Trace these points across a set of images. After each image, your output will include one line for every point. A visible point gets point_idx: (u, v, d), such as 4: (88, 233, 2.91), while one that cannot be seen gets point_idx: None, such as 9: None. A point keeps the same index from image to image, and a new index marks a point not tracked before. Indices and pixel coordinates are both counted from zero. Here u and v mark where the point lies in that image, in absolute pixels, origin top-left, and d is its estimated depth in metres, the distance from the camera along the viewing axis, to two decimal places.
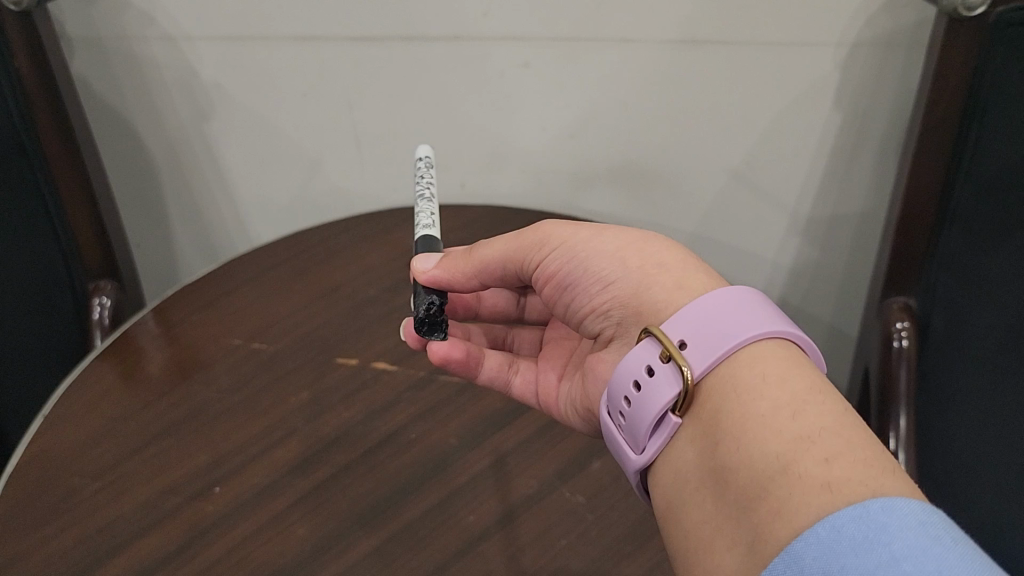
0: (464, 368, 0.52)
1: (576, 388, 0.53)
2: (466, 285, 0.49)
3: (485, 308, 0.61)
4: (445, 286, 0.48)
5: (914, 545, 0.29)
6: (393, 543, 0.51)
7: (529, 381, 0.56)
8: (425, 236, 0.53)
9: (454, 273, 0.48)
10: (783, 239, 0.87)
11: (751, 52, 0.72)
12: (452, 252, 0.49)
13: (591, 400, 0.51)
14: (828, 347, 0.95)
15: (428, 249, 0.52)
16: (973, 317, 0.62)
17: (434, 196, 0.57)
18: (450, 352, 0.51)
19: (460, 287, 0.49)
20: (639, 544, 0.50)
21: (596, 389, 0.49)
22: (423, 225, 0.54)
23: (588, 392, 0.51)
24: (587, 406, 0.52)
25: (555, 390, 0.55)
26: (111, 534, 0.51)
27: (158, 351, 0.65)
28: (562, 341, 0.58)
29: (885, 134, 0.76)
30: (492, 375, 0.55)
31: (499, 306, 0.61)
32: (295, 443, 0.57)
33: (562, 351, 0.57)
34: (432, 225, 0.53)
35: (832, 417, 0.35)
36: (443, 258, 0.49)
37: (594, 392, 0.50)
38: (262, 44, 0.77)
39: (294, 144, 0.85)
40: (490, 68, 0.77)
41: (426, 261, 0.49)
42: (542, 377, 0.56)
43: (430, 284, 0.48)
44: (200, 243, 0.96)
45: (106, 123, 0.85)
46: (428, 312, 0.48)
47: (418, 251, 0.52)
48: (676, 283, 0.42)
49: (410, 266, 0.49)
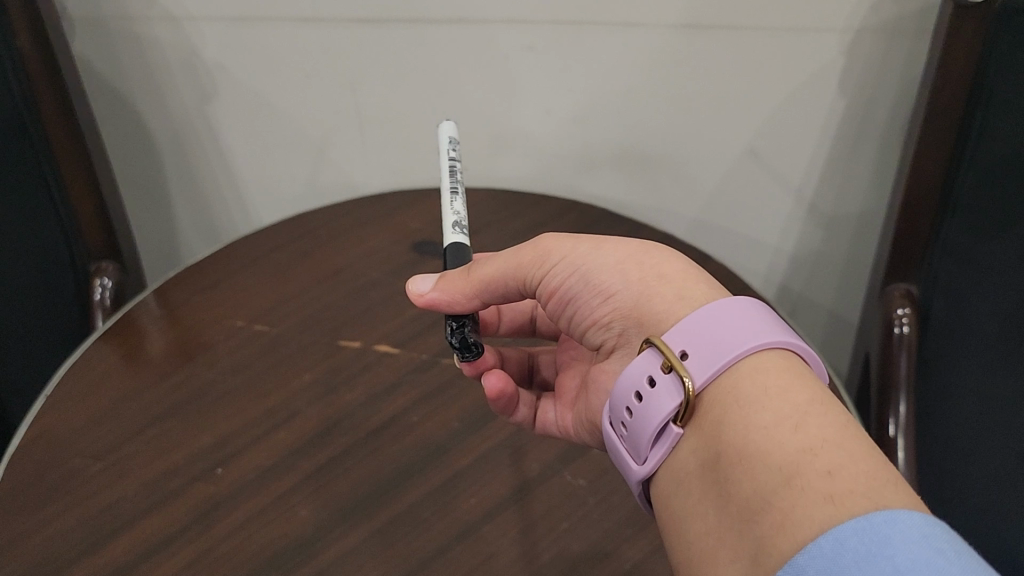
0: (505, 404, 0.52)
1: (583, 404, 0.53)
2: (467, 305, 0.47)
3: (505, 322, 0.61)
4: (447, 309, 0.48)
5: (917, 559, 0.29)
6: (395, 525, 0.51)
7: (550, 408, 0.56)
8: (455, 244, 0.52)
9: (454, 295, 0.47)
10: (786, 223, 0.86)
11: (756, 36, 0.72)
12: (451, 272, 0.48)
13: (592, 412, 0.52)
14: (828, 332, 0.95)
15: (458, 259, 0.51)
16: (975, 305, 0.63)
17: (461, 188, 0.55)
18: (505, 386, 0.51)
19: (461, 308, 0.48)
20: (639, 528, 0.51)
21: (599, 397, 0.50)
22: (455, 229, 0.52)
23: (590, 402, 0.51)
24: (590, 418, 0.52)
25: (570, 410, 0.55)
26: (115, 513, 0.51)
27: (160, 331, 0.65)
28: (576, 363, 0.56)
29: (888, 120, 0.75)
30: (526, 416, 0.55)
31: (518, 320, 0.62)
32: (297, 426, 0.58)
33: (577, 372, 0.56)
34: (463, 231, 0.52)
35: (834, 429, 0.35)
36: (441, 278, 0.48)
37: (596, 400, 0.50)
38: (265, 24, 0.76)
39: (294, 126, 0.85)
40: (493, 51, 0.76)
41: (423, 283, 0.48)
42: (554, 401, 0.56)
43: (428, 306, 0.48)
44: (201, 223, 0.96)
45: (106, 102, 0.84)
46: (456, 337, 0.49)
47: (448, 260, 0.51)
48: (677, 294, 0.43)
49: (408, 289, 0.48)
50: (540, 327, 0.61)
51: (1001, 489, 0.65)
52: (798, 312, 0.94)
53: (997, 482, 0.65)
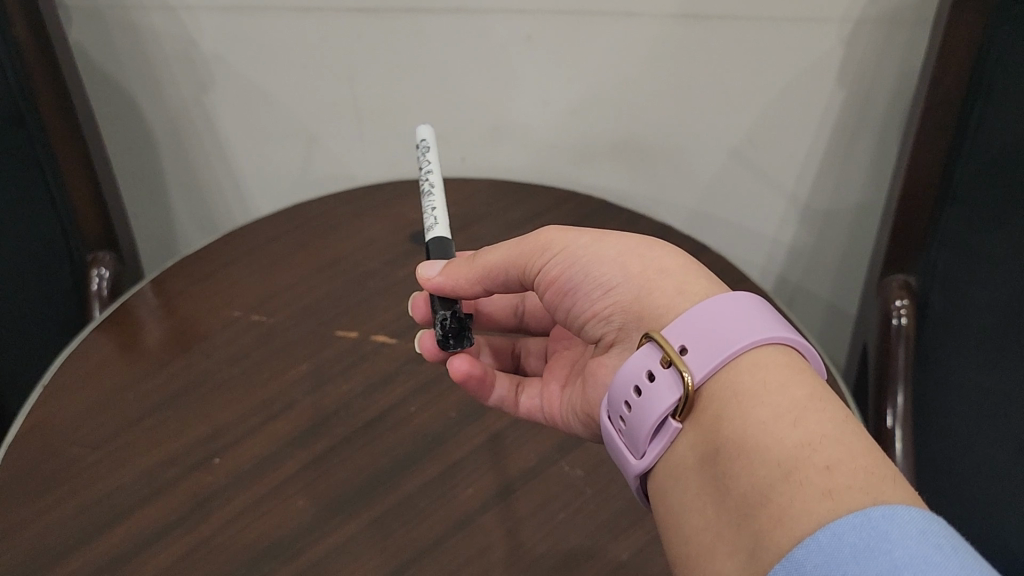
0: (478, 386, 0.52)
1: (576, 393, 0.53)
2: (471, 291, 0.48)
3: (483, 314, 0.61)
4: (451, 293, 0.49)
5: (915, 554, 0.29)
6: (391, 515, 0.51)
7: (534, 395, 0.55)
8: (437, 239, 0.52)
9: (460, 281, 0.48)
10: (785, 214, 0.86)
11: (755, 27, 0.72)
12: (458, 259, 0.49)
13: (590, 404, 0.51)
14: (827, 323, 0.95)
15: (441, 254, 0.52)
16: (974, 297, 0.63)
17: (437, 182, 0.55)
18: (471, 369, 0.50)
19: (465, 293, 0.48)
20: (636, 519, 0.51)
21: (597, 391, 0.49)
22: (432, 226, 0.53)
23: (586, 394, 0.51)
24: (586, 411, 0.51)
25: (556, 397, 0.55)
26: (112, 503, 0.51)
27: (157, 321, 0.65)
28: (564, 351, 0.57)
29: (888, 111, 0.75)
30: (501, 398, 0.54)
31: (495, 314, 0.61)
32: (294, 416, 0.58)
33: (565, 362, 0.56)
34: (442, 226, 0.53)
35: (833, 424, 0.35)
36: (449, 264, 0.49)
37: (594, 393, 0.50)
38: (262, 14, 0.76)
39: (292, 115, 0.84)
40: (491, 41, 0.76)
41: (431, 268, 0.49)
42: (541, 386, 0.55)
43: (433, 290, 0.49)
44: (199, 213, 0.95)
45: (103, 91, 0.84)
46: (444, 327, 0.48)
47: (432, 254, 0.52)
48: (677, 288, 0.43)
49: (416, 272, 0.49)
50: (526, 320, 0.61)
51: (998, 481, 0.65)
52: (796, 303, 0.94)
53: (992, 474, 0.65)
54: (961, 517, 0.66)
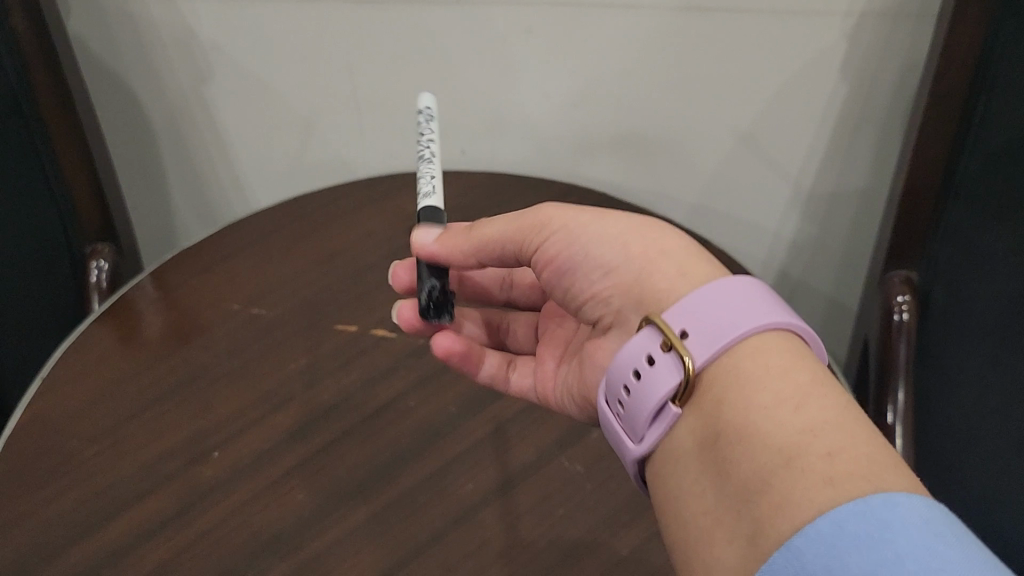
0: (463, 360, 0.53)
1: (573, 374, 0.53)
2: (465, 263, 0.48)
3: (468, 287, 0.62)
4: (445, 261, 0.48)
5: (916, 543, 0.29)
6: (392, 509, 0.51)
7: (527, 372, 0.56)
8: (428, 208, 0.52)
9: (453, 250, 0.47)
10: (786, 208, 0.85)
11: (757, 19, 0.72)
12: (453, 228, 0.48)
13: (586, 388, 0.51)
14: (827, 319, 0.94)
15: (432, 221, 0.51)
16: (976, 291, 0.63)
17: (435, 154, 0.55)
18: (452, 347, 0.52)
19: (459, 264, 0.48)
20: (636, 513, 0.51)
21: (594, 374, 0.49)
22: (424, 195, 0.53)
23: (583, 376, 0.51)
24: (582, 393, 0.51)
25: (550, 378, 0.54)
26: (110, 496, 0.51)
27: (156, 314, 0.65)
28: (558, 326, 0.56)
29: (891, 105, 0.75)
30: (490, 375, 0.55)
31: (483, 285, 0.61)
32: (294, 409, 0.57)
33: (560, 337, 0.56)
34: (434, 195, 0.53)
35: (834, 411, 0.35)
36: (444, 232, 0.48)
37: (590, 377, 0.50)
38: (263, 6, 0.76)
39: (291, 108, 0.84)
40: (493, 34, 0.76)
41: (427, 235, 0.49)
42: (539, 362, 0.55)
43: (430, 258, 0.48)
44: (199, 204, 0.95)
45: (102, 82, 0.84)
46: (430, 296, 0.49)
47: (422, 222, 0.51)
48: (679, 270, 0.42)
49: (410, 239, 0.49)
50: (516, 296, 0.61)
51: (1000, 472, 0.65)
52: (797, 297, 0.93)
53: (993, 464, 0.65)
54: (959, 501, 0.67)
